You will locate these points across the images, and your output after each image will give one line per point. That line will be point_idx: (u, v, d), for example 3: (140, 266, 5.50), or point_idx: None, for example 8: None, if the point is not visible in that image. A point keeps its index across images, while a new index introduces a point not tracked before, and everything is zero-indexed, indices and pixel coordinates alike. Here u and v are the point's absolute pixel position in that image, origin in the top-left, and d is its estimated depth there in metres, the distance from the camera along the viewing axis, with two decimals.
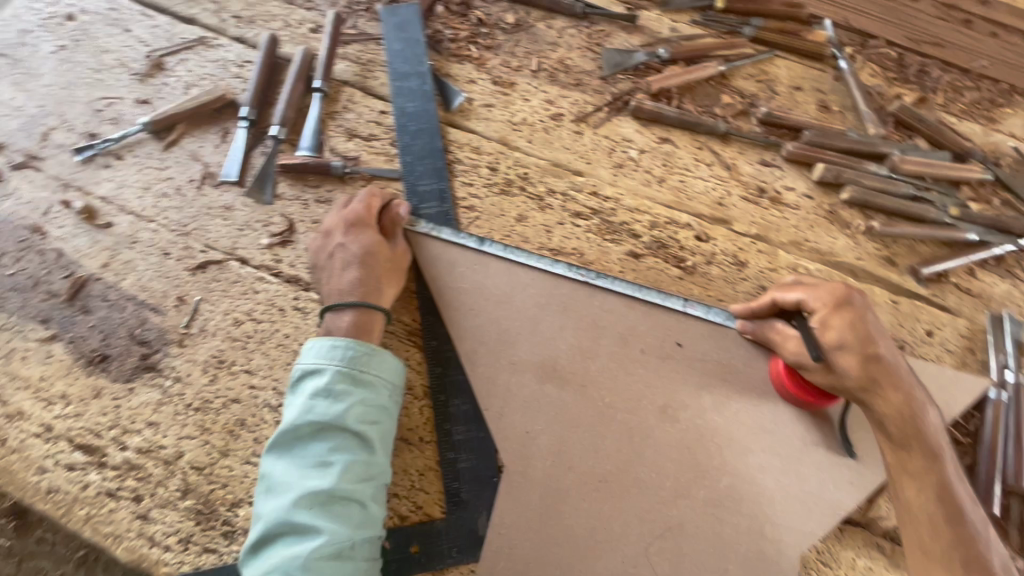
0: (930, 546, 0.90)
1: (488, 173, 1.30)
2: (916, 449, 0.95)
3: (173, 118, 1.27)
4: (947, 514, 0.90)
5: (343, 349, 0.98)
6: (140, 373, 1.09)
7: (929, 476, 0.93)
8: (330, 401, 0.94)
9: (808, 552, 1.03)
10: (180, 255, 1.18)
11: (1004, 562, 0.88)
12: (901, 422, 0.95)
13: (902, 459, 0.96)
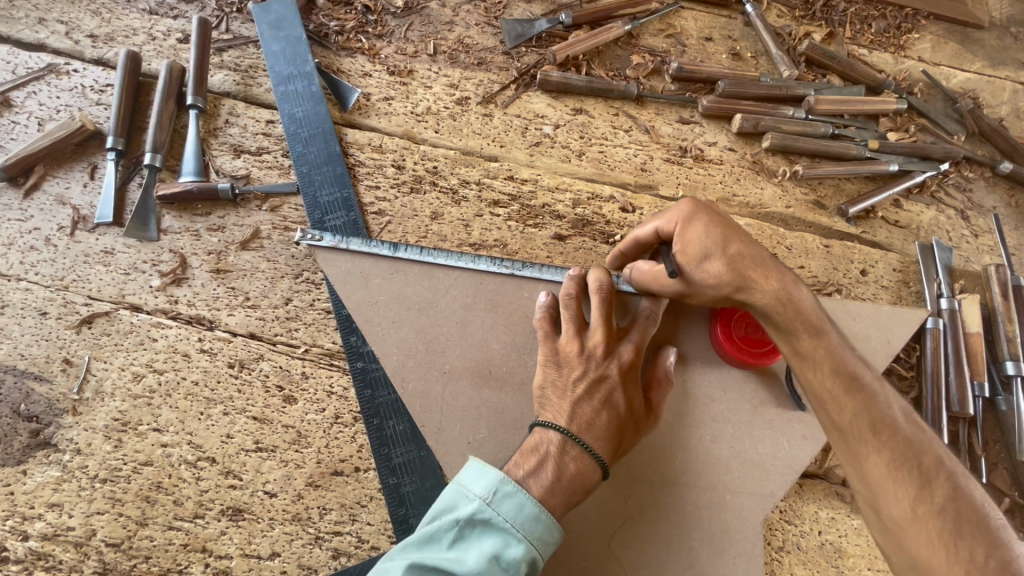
0: (842, 421, 0.81)
1: (395, 172, 1.21)
2: (802, 331, 0.88)
3: (25, 161, 1.12)
4: (845, 385, 0.82)
5: (501, 486, 0.80)
6: (33, 452, 0.97)
7: (821, 353, 0.86)
8: (454, 542, 0.76)
9: (771, 514, 1.02)
10: (61, 313, 1.05)
11: (917, 417, 0.78)
12: (781, 306, 0.88)
13: (793, 345, 0.89)
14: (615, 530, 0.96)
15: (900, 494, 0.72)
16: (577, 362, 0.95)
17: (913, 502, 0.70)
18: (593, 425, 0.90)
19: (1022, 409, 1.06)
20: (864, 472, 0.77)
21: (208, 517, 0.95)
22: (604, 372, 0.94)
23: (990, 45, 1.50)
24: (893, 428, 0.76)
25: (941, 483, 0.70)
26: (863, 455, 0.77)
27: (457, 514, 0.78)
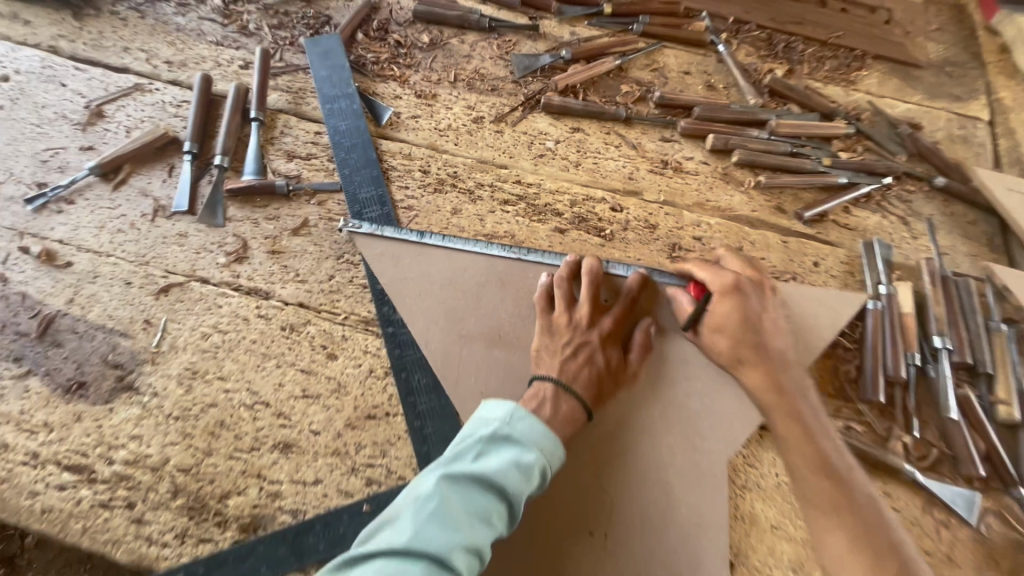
0: (809, 493, 1.00)
1: (422, 175, 1.44)
2: (785, 419, 1.08)
3: (118, 160, 1.35)
4: (817, 458, 1.02)
5: (517, 414, 1.00)
6: (118, 394, 1.16)
7: (805, 445, 1.04)
8: (478, 454, 0.93)
9: (735, 458, 1.20)
10: (143, 283, 1.26)
11: (856, 470, 1.02)
12: (778, 412, 1.09)
13: (789, 432, 1.07)
14: (602, 466, 1.14)
15: (841, 531, 0.94)
16: (566, 329, 1.15)
17: (853, 534, 0.92)
18: (578, 377, 1.10)
19: (946, 375, 1.25)
20: (818, 523, 0.97)
21: (262, 450, 1.14)
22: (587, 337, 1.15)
23: (927, 81, 1.76)
24: (842, 481, 0.99)
25: (872, 522, 0.93)
26: (817, 509, 0.98)
27: (481, 434, 0.96)
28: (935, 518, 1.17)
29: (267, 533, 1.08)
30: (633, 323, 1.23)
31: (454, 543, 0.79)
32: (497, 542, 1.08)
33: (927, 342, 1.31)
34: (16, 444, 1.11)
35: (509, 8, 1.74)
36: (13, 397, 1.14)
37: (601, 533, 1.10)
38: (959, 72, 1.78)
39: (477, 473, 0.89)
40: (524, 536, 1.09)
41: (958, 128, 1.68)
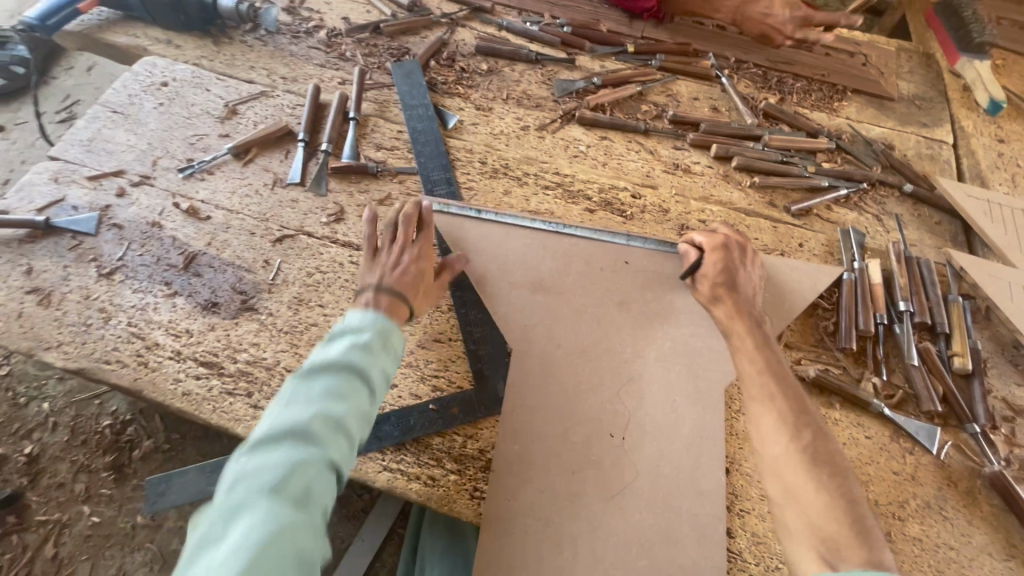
0: (760, 411, 1.22)
1: (480, 166, 1.80)
2: (749, 350, 1.31)
3: (249, 144, 1.75)
4: (769, 384, 1.24)
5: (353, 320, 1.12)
6: (243, 312, 1.49)
7: (761, 375, 1.26)
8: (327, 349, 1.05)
9: (731, 389, 1.45)
10: (263, 234, 1.62)
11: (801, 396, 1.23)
12: (744, 349, 1.32)
13: (747, 364, 1.29)
14: (622, 386, 1.39)
15: (784, 445, 1.15)
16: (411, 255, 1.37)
17: (793, 439, 1.15)
18: (411, 283, 1.32)
19: (908, 332, 1.51)
20: (764, 436, 1.19)
21: None
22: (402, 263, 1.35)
23: (899, 111, 2.10)
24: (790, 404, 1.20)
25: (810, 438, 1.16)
26: (767, 426, 1.19)
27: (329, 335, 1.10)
28: (901, 445, 1.39)
29: None
30: (648, 282, 1.54)
31: (309, 418, 0.91)
32: (536, 436, 1.32)
33: (893, 308, 1.57)
34: (165, 344, 1.43)
35: (551, 45, 2.15)
36: (164, 310, 1.48)
37: (621, 437, 1.33)
38: (927, 105, 2.12)
39: (327, 363, 1.01)
40: (558, 435, 1.33)
41: (926, 148, 2.00)
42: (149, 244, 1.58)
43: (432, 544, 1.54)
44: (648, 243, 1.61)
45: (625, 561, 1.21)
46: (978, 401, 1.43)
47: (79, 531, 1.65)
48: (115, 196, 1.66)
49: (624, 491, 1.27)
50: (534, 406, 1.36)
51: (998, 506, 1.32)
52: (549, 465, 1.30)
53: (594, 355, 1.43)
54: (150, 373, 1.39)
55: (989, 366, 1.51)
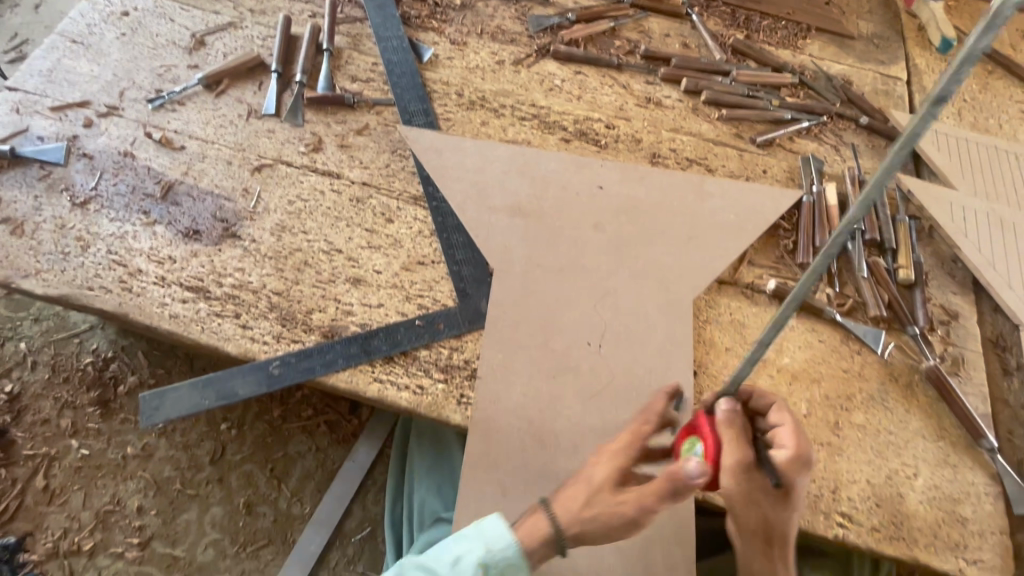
0: (748, 529, 1.17)
1: (457, 98, 1.81)
2: (761, 488, 1.14)
3: (220, 74, 1.72)
4: (768, 509, 1.15)
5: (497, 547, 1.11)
6: (225, 239, 1.50)
7: (760, 501, 1.14)
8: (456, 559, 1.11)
9: (700, 302, 1.54)
10: (241, 163, 1.61)
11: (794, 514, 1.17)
12: (760, 484, 1.13)
13: (750, 493, 1.13)
14: (599, 300, 1.47)
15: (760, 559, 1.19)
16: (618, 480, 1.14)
17: (765, 554, 1.18)
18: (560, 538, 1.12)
19: (860, 248, 1.63)
20: (749, 554, 1.20)
21: (338, 282, 1.48)
22: (597, 478, 1.14)
23: (858, 49, 2.19)
24: (780, 529, 1.16)
25: (778, 553, 1.18)
26: (751, 544, 1.19)
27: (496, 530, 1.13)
28: (850, 347, 1.52)
29: (343, 337, 1.41)
30: (621, 206, 1.61)
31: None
32: (518, 347, 1.41)
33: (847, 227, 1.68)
34: (148, 271, 1.44)
35: None
36: (144, 238, 1.48)
37: (598, 345, 1.42)
38: (884, 44, 2.21)
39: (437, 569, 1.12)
40: (539, 344, 1.41)
41: (882, 84, 2.10)
42: (122, 173, 1.56)
43: (419, 443, 1.64)
44: (621, 170, 1.67)
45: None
46: (919, 307, 1.57)
47: (70, 463, 1.68)
48: (83, 127, 1.62)
49: (602, 392, 1.37)
50: (515, 319, 1.44)
51: (932, 396, 1.47)
52: (531, 371, 1.39)
53: (572, 272, 1.50)
54: (135, 298, 1.41)
55: (930, 278, 1.65)
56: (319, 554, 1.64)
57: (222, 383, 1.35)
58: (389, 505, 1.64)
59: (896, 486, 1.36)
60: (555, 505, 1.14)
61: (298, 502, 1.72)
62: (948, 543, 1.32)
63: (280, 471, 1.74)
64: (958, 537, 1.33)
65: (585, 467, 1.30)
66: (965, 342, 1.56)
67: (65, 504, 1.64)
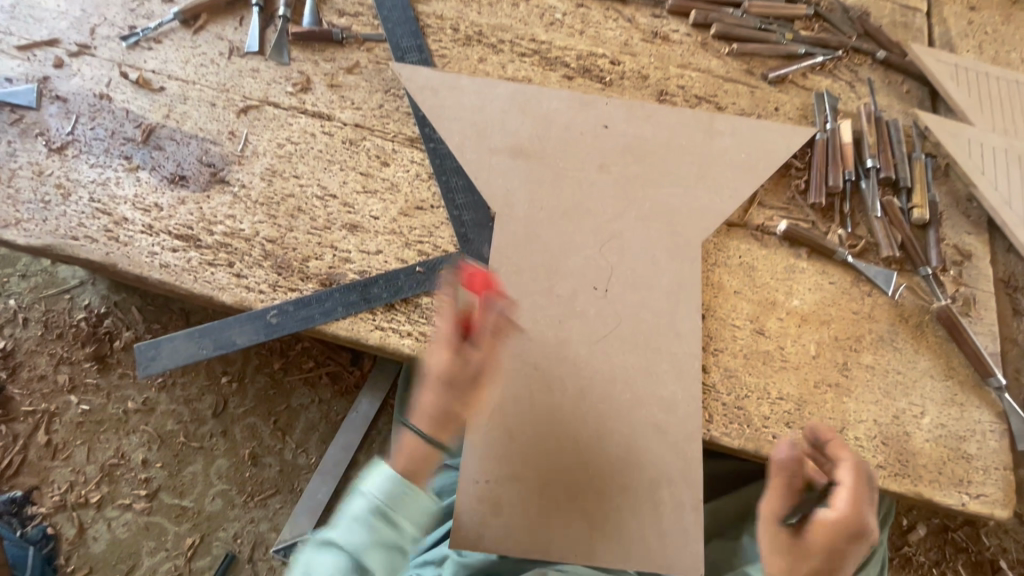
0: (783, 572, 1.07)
1: (453, 32, 1.70)
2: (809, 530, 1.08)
3: (197, 9, 1.60)
4: (809, 555, 1.07)
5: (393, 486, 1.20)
6: (213, 185, 1.43)
7: (810, 544, 1.08)
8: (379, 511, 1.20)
9: (708, 244, 1.50)
10: (225, 105, 1.52)
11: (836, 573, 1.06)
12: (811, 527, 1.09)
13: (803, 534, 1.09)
14: (603, 245, 1.43)
15: None
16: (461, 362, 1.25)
17: None
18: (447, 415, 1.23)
19: (873, 187, 1.57)
20: None
21: (334, 228, 1.42)
22: (455, 359, 1.23)
23: None
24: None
25: None
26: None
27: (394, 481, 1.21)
28: (861, 289, 1.49)
29: (341, 285, 1.37)
30: (628, 147, 1.52)
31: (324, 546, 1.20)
32: (522, 294, 1.37)
33: (861, 165, 1.62)
34: (134, 219, 1.38)
35: None
36: (128, 185, 1.41)
37: (603, 290, 1.39)
38: None
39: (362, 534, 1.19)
40: (543, 290, 1.38)
41: (902, 15, 1.98)
42: (99, 117, 1.47)
43: (419, 386, 1.64)
44: (628, 107, 1.56)
45: (610, 395, 1.32)
46: (932, 248, 1.53)
47: (70, 418, 1.67)
48: (53, 68, 1.52)
49: (606, 338, 1.36)
50: (518, 266, 1.40)
51: (941, 336, 1.45)
52: (536, 317, 1.36)
53: (576, 216, 1.44)
54: (122, 247, 1.35)
55: (944, 218, 1.60)
56: (326, 502, 1.65)
57: (218, 332, 1.32)
58: None
59: (902, 425, 1.36)
60: (427, 393, 1.26)
61: (304, 453, 1.72)
62: (952, 479, 1.33)
63: (284, 423, 1.73)
64: (962, 473, 1.33)
65: (592, 411, 1.32)
66: (977, 282, 1.53)
67: (69, 458, 1.63)
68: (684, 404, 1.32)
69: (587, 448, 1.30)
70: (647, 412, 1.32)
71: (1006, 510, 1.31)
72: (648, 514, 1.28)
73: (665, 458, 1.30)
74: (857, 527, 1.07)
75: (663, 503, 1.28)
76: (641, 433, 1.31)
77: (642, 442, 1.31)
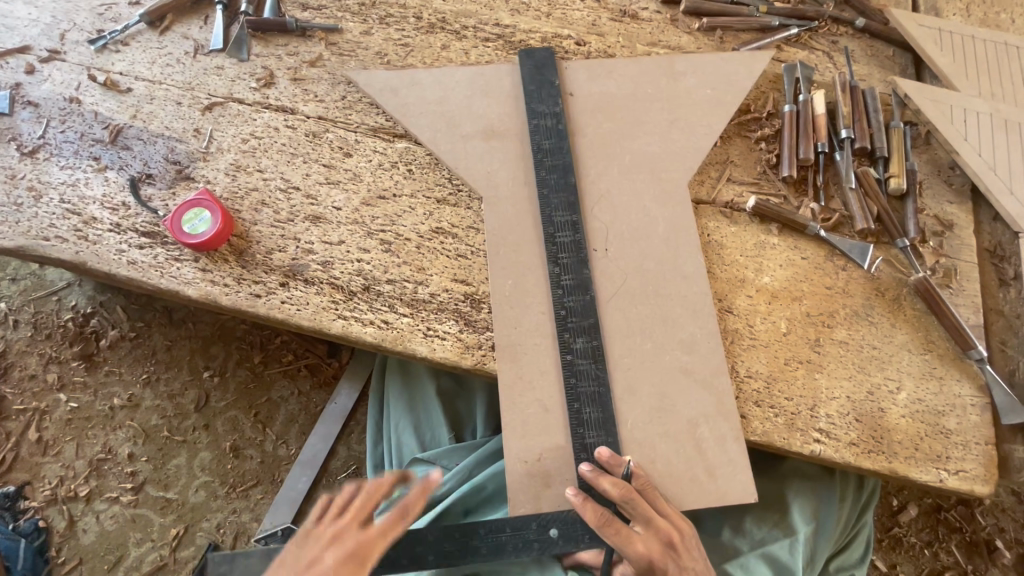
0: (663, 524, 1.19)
1: (416, 21, 1.69)
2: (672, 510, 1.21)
3: (163, 9, 1.62)
4: (672, 518, 1.20)
5: None
6: (179, 182, 1.46)
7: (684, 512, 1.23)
8: None
9: (697, 189, 1.51)
10: (191, 103, 1.54)
11: (677, 540, 1.19)
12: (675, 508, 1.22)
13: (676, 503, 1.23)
14: (593, 207, 1.44)
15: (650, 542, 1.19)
16: None
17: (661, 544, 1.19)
18: None
19: (848, 157, 1.52)
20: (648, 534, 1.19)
21: (297, 220, 1.43)
22: None
23: None
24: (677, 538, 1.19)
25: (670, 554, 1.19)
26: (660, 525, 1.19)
27: None
28: (835, 264, 1.45)
29: (304, 277, 1.38)
30: (597, 104, 1.55)
31: None
32: (511, 268, 1.39)
33: (835, 135, 1.57)
34: (103, 218, 1.41)
35: None
36: (97, 185, 1.44)
37: (604, 249, 1.40)
38: None
39: None
40: (545, 261, 1.39)
41: None
42: (69, 120, 1.51)
43: (391, 367, 1.69)
44: (588, 69, 1.58)
45: (633, 350, 1.31)
46: (911, 218, 1.48)
47: (60, 416, 1.72)
48: (25, 74, 1.55)
49: (618, 294, 1.36)
50: (503, 237, 1.41)
51: (920, 310, 1.41)
52: (544, 289, 1.37)
53: (561, 184, 1.45)
54: (91, 246, 1.38)
55: (925, 187, 1.55)
56: (306, 491, 1.68)
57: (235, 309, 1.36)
58: (370, 446, 1.65)
59: (876, 401, 1.33)
60: None
61: (284, 444, 1.74)
62: (929, 455, 1.29)
63: (264, 415, 1.76)
64: (940, 449, 1.29)
65: (618, 368, 1.31)
66: (959, 253, 1.48)
67: (59, 454, 1.69)
68: (672, 350, 1.31)
69: (621, 406, 1.28)
70: (671, 357, 1.31)
71: (987, 486, 1.27)
72: (699, 462, 1.25)
73: (697, 397, 1.28)
74: (681, 519, 1.22)
75: (704, 442, 1.26)
76: (670, 380, 1.29)
77: (616, 425, 1.27)
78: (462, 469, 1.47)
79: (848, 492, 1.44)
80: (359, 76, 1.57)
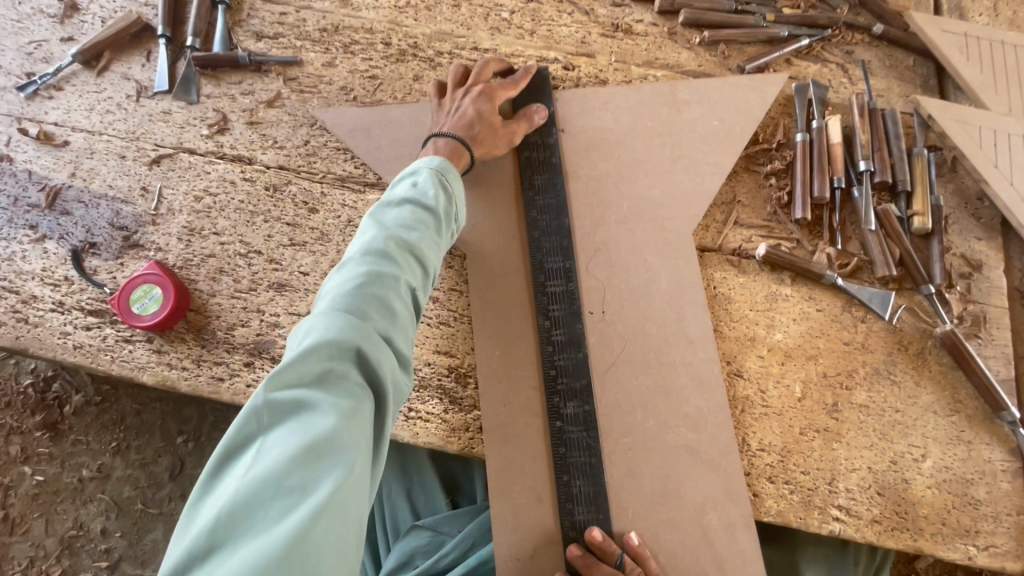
0: None
1: (384, 48, 1.51)
2: None
3: (99, 47, 1.44)
4: None
5: None
6: (127, 251, 1.31)
7: None
8: None
9: (701, 235, 1.38)
10: (136, 156, 1.38)
11: None
12: None
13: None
14: (588, 263, 1.31)
15: None
16: None
17: None
18: None
19: (867, 194, 1.38)
20: None
21: (259, 290, 1.29)
22: None
23: None
24: None
25: None
26: None
27: None
28: (853, 315, 1.32)
29: (270, 356, 1.25)
30: (590, 142, 1.39)
31: None
32: (499, 337, 1.26)
33: (852, 167, 1.42)
34: (44, 296, 1.27)
35: None
36: (35, 258, 1.29)
37: (601, 312, 1.27)
38: None
39: None
40: (537, 329, 1.27)
41: None
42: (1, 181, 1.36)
43: None
44: (579, 101, 1.43)
45: (633, 428, 1.21)
46: (936, 261, 1.35)
47: (26, 491, 1.62)
48: None
49: (616, 364, 1.24)
50: (489, 302, 1.28)
51: (947, 365, 1.29)
52: (535, 361, 1.25)
53: (550, 239, 1.31)
54: (32, 329, 1.24)
55: (950, 222, 1.41)
56: None
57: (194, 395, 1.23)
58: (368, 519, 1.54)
59: (900, 471, 1.22)
60: None
61: None
62: (957, 530, 1.19)
63: None
64: (969, 523, 1.20)
65: (618, 447, 1.20)
66: (988, 297, 1.35)
67: (27, 533, 1.60)
68: (676, 428, 1.20)
69: (621, 490, 1.18)
70: (676, 435, 1.20)
71: (1019, 562, 1.18)
72: (706, 551, 1.15)
73: (704, 478, 1.18)
74: None
75: (713, 529, 1.16)
76: (674, 460, 1.19)
77: (617, 513, 1.17)
78: (466, 538, 1.32)
79: (860, 559, 1.34)
80: (325, 118, 1.41)
